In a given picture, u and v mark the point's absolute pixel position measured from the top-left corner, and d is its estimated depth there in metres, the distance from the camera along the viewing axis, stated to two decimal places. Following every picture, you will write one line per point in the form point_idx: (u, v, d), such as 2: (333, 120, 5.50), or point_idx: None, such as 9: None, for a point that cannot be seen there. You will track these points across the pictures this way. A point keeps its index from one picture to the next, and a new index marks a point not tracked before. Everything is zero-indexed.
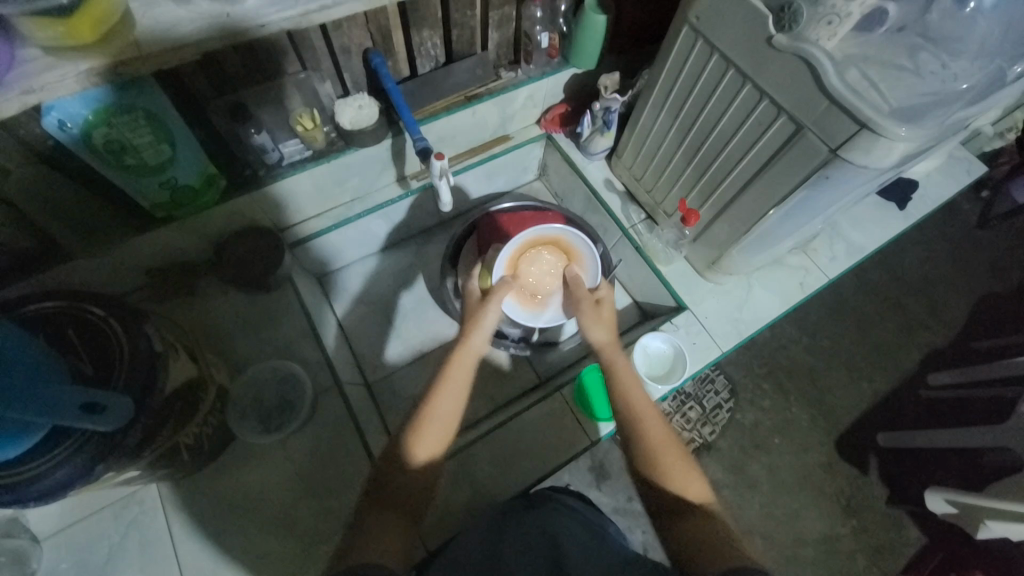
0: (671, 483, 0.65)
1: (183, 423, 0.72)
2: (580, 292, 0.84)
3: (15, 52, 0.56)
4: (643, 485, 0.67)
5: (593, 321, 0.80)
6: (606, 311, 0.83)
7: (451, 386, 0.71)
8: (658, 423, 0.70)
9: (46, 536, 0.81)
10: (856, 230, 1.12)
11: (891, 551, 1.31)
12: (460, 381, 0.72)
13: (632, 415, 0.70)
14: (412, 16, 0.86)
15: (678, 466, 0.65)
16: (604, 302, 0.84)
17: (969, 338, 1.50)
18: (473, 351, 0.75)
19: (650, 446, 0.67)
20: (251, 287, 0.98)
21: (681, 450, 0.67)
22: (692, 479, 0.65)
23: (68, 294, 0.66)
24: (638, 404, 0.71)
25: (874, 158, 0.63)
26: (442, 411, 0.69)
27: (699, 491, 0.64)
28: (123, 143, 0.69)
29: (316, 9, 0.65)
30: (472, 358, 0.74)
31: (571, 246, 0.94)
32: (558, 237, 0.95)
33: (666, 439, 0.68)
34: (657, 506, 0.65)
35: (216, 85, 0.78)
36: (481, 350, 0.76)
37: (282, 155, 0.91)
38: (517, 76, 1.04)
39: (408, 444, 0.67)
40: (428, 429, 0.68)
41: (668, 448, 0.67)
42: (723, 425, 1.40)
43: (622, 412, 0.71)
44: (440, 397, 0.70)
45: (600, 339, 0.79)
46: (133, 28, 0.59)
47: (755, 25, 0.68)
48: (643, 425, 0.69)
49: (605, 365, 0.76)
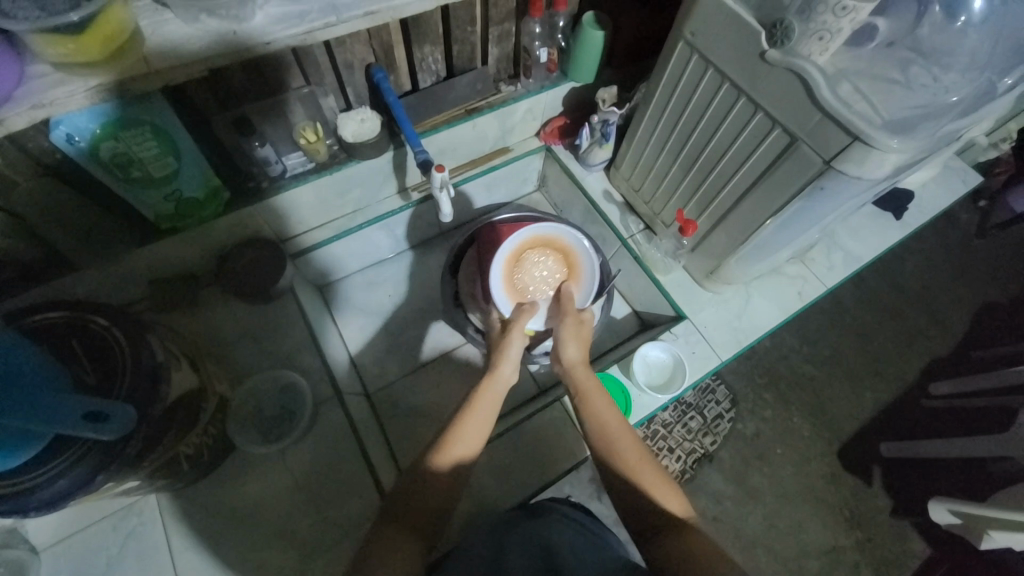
0: (651, 498, 0.63)
1: (183, 433, 0.72)
2: (567, 307, 0.83)
3: (25, 68, 0.57)
4: (625, 502, 0.65)
5: (569, 339, 0.79)
6: (585, 330, 0.82)
7: (479, 413, 0.70)
8: (630, 439, 0.69)
9: (45, 546, 0.81)
10: (853, 239, 1.13)
11: (894, 563, 1.30)
12: (488, 410, 0.71)
13: (602, 433, 0.69)
14: (414, 32, 0.87)
15: (655, 480, 0.64)
16: (587, 321, 0.83)
17: (969, 348, 1.50)
18: (502, 380, 0.74)
19: (624, 463, 0.66)
20: (254, 297, 0.99)
21: (656, 464, 0.67)
22: (671, 492, 0.64)
23: (74, 305, 0.67)
24: (609, 422, 0.70)
25: (867, 170, 0.64)
26: (469, 435, 0.68)
27: (680, 505, 0.63)
28: (129, 156, 0.70)
29: (319, 27, 0.67)
30: (500, 388, 0.74)
31: (572, 252, 0.93)
32: (561, 240, 0.94)
33: (640, 454, 0.67)
34: (638, 523, 0.63)
35: (221, 100, 0.80)
36: (510, 378, 0.75)
37: (285, 167, 0.93)
38: (516, 90, 1.06)
39: (433, 460, 0.66)
40: (456, 452, 0.67)
41: (642, 464, 0.66)
42: (725, 435, 1.40)
43: (593, 434, 0.70)
44: (467, 422, 0.69)
45: (572, 357, 0.78)
46: (141, 45, 0.60)
47: (748, 40, 0.69)
48: (614, 443, 0.68)
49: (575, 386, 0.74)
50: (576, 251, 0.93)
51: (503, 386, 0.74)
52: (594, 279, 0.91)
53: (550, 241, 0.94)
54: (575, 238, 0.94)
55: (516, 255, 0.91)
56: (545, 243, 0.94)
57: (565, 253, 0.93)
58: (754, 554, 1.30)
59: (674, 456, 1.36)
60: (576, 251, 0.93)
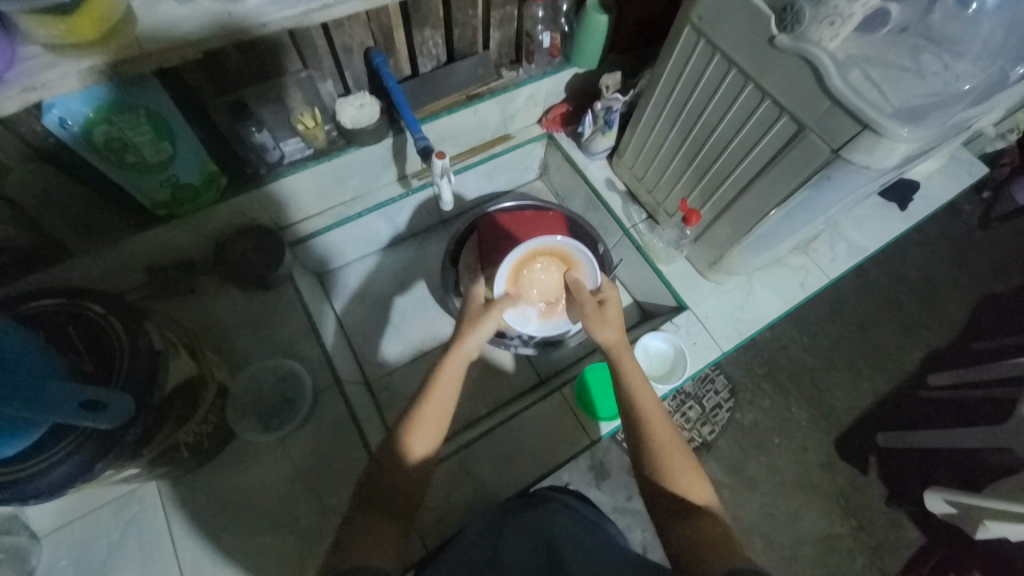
0: (675, 486, 0.64)
1: (181, 422, 0.72)
2: (584, 294, 0.79)
3: (15, 49, 0.56)
4: (646, 483, 0.66)
5: (596, 323, 0.76)
6: (611, 312, 0.78)
7: (443, 389, 0.69)
8: (665, 424, 0.68)
9: (45, 533, 0.80)
10: (857, 230, 1.12)
11: (889, 551, 1.31)
12: (453, 383, 0.70)
13: (640, 415, 0.69)
14: (414, 15, 0.85)
15: (683, 470, 0.64)
16: (610, 303, 0.79)
17: (969, 339, 1.50)
18: (466, 353, 0.72)
19: (657, 447, 0.66)
20: (252, 285, 0.98)
21: (687, 452, 0.67)
22: (696, 481, 0.65)
23: (68, 293, 0.66)
24: (647, 402, 0.69)
25: (875, 160, 0.63)
26: (435, 412, 0.68)
27: (702, 494, 0.64)
28: (124, 140, 0.69)
29: (317, 8, 0.65)
30: (463, 361, 0.72)
31: (578, 262, 0.92)
32: (567, 252, 0.92)
33: (672, 441, 0.67)
34: (660, 506, 0.64)
35: (218, 83, 0.78)
36: (473, 352, 0.73)
37: (283, 154, 0.91)
38: (518, 75, 1.04)
39: (403, 443, 0.66)
40: (420, 431, 0.66)
41: (673, 450, 0.66)
42: (723, 425, 1.40)
43: (631, 412, 0.70)
44: (431, 400, 0.68)
45: (606, 339, 0.75)
46: (135, 26, 0.59)
47: (757, 25, 0.68)
48: (651, 426, 0.68)
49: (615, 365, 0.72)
50: (581, 263, 0.91)
51: (466, 358, 0.72)
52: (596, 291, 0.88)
53: (556, 252, 0.93)
54: (580, 252, 0.92)
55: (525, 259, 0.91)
56: (551, 254, 0.93)
57: (570, 265, 0.92)
58: (751, 542, 1.31)
59: None
60: (581, 262, 0.92)
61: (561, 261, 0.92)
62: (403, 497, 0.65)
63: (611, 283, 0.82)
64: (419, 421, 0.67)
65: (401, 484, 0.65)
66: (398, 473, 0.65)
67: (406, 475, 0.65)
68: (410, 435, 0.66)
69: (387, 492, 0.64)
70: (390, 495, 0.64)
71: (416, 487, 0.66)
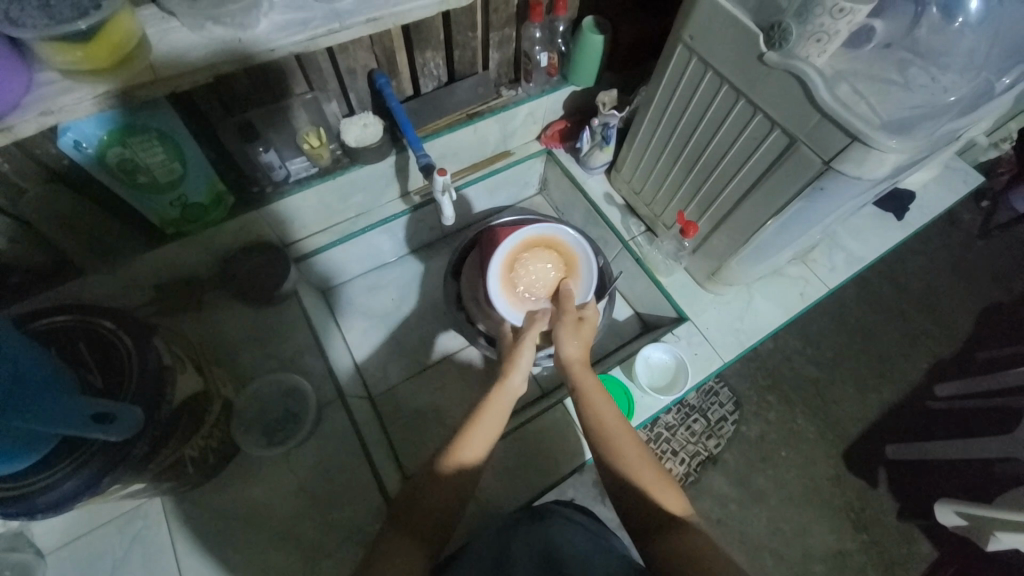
0: (651, 497, 0.63)
1: (189, 436, 0.73)
2: (566, 306, 0.81)
3: (34, 76, 0.58)
4: (622, 498, 0.65)
5: (568, 334, 0.78)
6: (586, 330, 0.80)
7: (481, 429, 0.70)
8: (632, 442, 0.68)
9: (52, 550, 0.81)
10: (855, 240, 1.13)
11: (902, 566, 1.29)
12: (499, 415, 0.72)
13: (602, 435, 0.68)
14: (415, 38, 0.88)
15: (657, 482, 0.64)
16: (588, 320, 0.82)
17: (974, 348, 1.50)
18: (510, 392, 0.74)
19: (625, 464, 0.65)
20: (258, 300, 1.00)
21: (659, 466, 0.66)
22: (672, 493, 0.64)
23: (79, 310, 0.67)
24: (609, 422, 0.69)
25: (866, 170, 0.64)
26: (485, 431, 0.70)
27: (681, 506, 0.63)
28: (136, 162, 0.71)
29: (322, 33, 0.67)
30: (510, 399, 0.74)
31: (574, 256, 0.94)
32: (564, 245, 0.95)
33: (643, 456, 0.66)
34: (639, 523, 0.62)
35: (227, 105, 0.81)
36: (519, 388, 0.75)
37: (289, 172, 0.94)
38: (518, 94, 1.07)
39: (449, 451, 0.67)
40: (469, 445, 0.68)
41: (642, 464, 0.65)
42: (729, 438, 1.39)
43: (595, 433, 0.69)
44: (478, 426, 0.70)
45: (568, 352, 0.77)
46: (148, 53, 0.61)
47: (747, 44, 0.70)
48: (614, 440, 0.67)
49: (574, 382, 0.73)
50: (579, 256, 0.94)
51: (513, 394, 0.74)
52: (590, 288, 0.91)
53: (563, 252, 0.95)
54: (576, 243, 0.95)
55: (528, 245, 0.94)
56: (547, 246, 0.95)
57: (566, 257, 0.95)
58: (760, 557, 1.29)
59: (678, 458, 1.36)
60: (578, 254, 0.95)
61: (557, 253, 0.94)
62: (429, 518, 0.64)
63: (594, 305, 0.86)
64: (468, 438, 0.68)
65: (431, 499, 0.65)
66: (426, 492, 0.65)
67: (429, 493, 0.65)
68: (458, 445, 0.68)
69: (416, 517, 0.63)
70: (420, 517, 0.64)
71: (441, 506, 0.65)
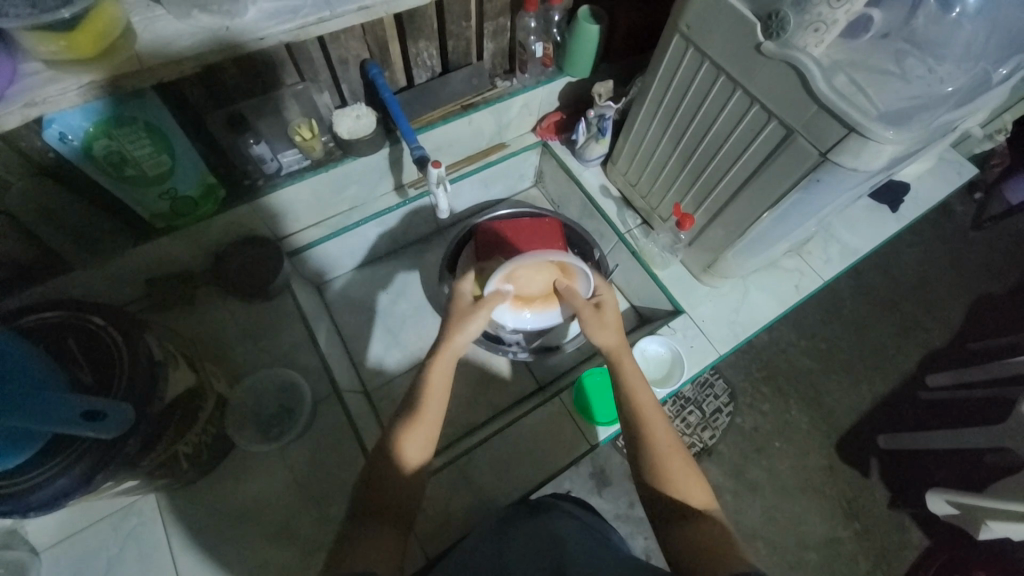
0: (674, 489, 0.63)
1: (181, 432, 0.72)
2: (580, 299, 0.80)
3: (17, 66, 0.57)
4: (646, 485, 0.65)
5: (595, 326, 0.76)
6: (608, 314, 0.78)
7: (432, 392, 0.70)
8: (667, 431, 0.67)
9: (45, 548, 0.80)
10: (850, 232, 1.14)
11: (895, 555, 1.30)
12: (442, 387, 0.71)
13: (640, 417, 0.68)
14: (409, 27, 0.87)
15: (683, 475, 0.64)
16: (607, 305, 0.79)
17: (966, 339, 1.51)
18: (455, 352, 0.73)
19: (658, 451, 0.65)
20: (250, 296, 0.99)
21: (689, 458, 0.66)
22: (696, 485, 0.64)
23: (67, 305, 0.66)
24: (646, 408, 0.68)
25: (863, 161, 0.64)
26: (432, 410, 0.68)
27: (702, 499, 0.63)
28: (124, 154, 0.70)
29: (313, 22, 0.66)
30: (450, 360, 0.73)
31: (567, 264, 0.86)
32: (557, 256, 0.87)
33: (674, 446, 0.66)
34: (657, 510, 0.63)
35: (216, 97, 0.80)
36: (463, 350, 0.74)
37: (281, 165, 0.92)
38: (513, 85, 1.05)
39: (397, 446, 0.66)
40: (416, 434, 0.67)
41: (674, 454, 0.65)
42: (723, 429, 1.40)
43: (631, 415, 0.69)
44: (426, 410, 0.68)
45: (607, 343, 0.75)
46: (133, 43, 0.60)
47: (744, 34, 0.69)
48: (650, 425, 0.67)
49: (614, 365, 0.73)
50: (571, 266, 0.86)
51: (454, 355, 0.73)
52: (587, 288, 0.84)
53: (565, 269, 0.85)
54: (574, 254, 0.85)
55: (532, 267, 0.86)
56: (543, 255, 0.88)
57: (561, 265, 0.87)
58: (754, 548, 1.30)
59: None
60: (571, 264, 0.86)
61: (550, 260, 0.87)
62: (396, 500, 0.64)
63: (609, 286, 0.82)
64: (412, 428, 0.67)
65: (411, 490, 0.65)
66: (392, 476, 0.65)
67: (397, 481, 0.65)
68: (405, 439, 0.66)
69: (380, 499, 0.63)
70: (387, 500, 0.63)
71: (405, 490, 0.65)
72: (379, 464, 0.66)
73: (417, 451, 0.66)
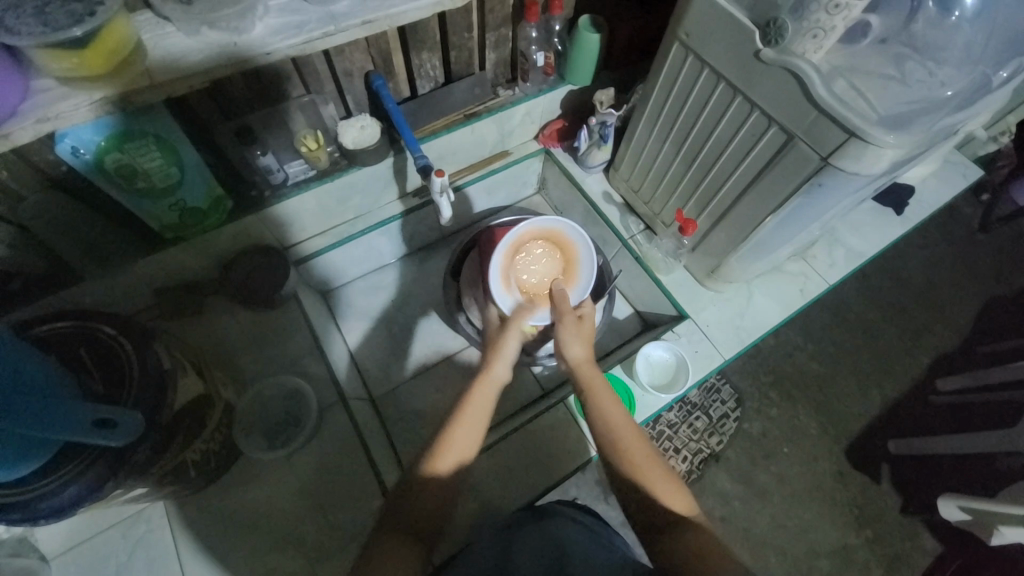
0: (654, 496, 0.62)
1: (190, 440, 0.73)
2: (564, 306, 0.81)
3: (30, 83, 0.58)
4: (629, 500, 0.65)
5: (569, 335, 0.77)
6: (585, 327, 0.80)
7: (469, 419, 0.70)
8: (641, 442, 0.67)
9: (55, 555, 0.81)
10: (855, 235, 1.13)
11: (906, 562, 1.28)
12: (484, 406, 0.72)
13: (611, 435, 0.68)
14: (412, 39, 0.88)
15: (661, 481, 0.63)
16: (586, 318, 0.82)
17: (976, 342, 1.49)
18: (496, 381, 0.75)
19: (632, 466, 0.65)
20: (256, 304, 1.00)
21: (665, 466, 0.66)
22: (677, 492, 0.63)
23: (80, 316, 0.68)
24: (618, 423, 0.68)
25: (864, 165, 0.64)
26: (462, 441, 0.68)
27: (686, 505, 0.62)
28: (134, 166, 0.71)
29: (318, 36, 0.67)
30: (494, 389, 0.74)
31: (571, 246, 0.93)
32: (559, 233, 0.94)
33: (648, 456, 0.66)
34: (643, 521, 0.63)
35: (224, 110, 0.81)
36: (504, 378, 0.76)
37: (287, 175, 0.94)
38: (515, 94, 1.06)
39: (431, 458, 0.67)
40: (451, 447, 0.67)
41: (650, 466, 0.65)
42: (731, 435, 1.39)
43: (603, 433, 0.69)
44: (463, 423, 0.69)
45: (574, 356, 0.77)
46: (143, 59, 0.62)
47: (743, 41, 0.70)
48: (622, 440, 0.67)
49: (583, 386, 0.73)
50: (578, 252, 0.92)
51: (496, 386, 0.75)
52: (590, 284, 0.89)
53: (571, 266, 0.92)
54: (582, 247, 0.93)
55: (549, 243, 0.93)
56: (550, 244, 0.94)
57: (564, 247, 0.94)
58: (763, 555, 1.29)
59: (681, 456, 1.36)
60: (575, 245, 0.93)
61: (556, 247, 0.93)
62: (429, 516, 0.64)
63: (590, 302, 0.85)
64: (448, 441, 0.68)
65: (416, 497, 0.64)
66: (423, 489, 0.65)
67: (429, 494, 0.65)
68: (440, 450, 0.67)
69: (411, 512, 0.63)
70: (414, 518, 0.63)
71: (438, 505, 0.65)
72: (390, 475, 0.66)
73: (451, 463, 0.67)
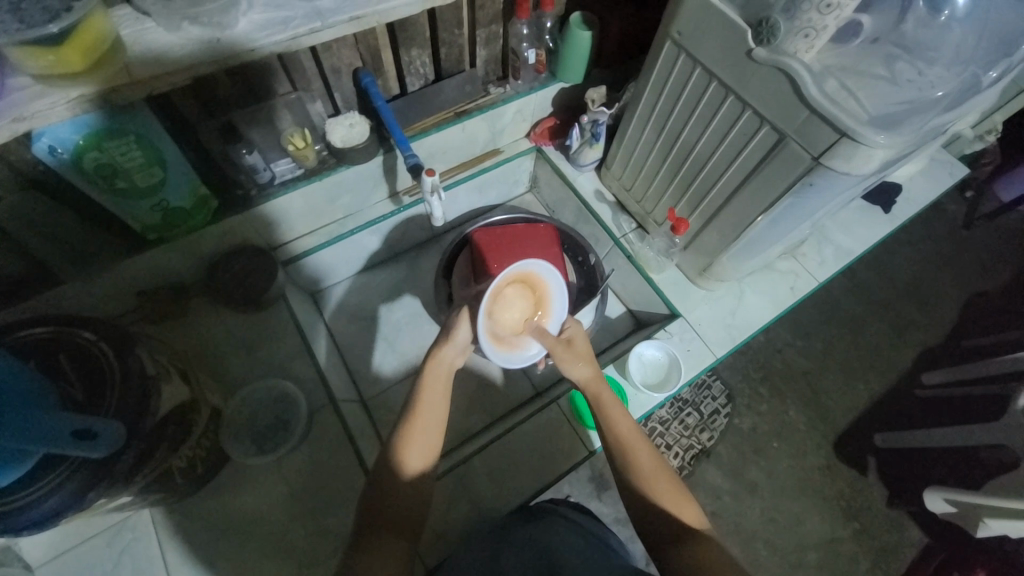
0: (664, 508, 0.62)
1: (176, 446, 0.71)
2: (550, 338, 0.73)
3: (5, 81, 0.56)
4: (635, 509, 0.64)
5: (568, 361, 0.73)
6: (579, 346, 0.76)
7: (431, 395, 0.69)
8: (650, 453, 0.66)
9: (39, 565, 0.79)
10: (844, 233, 1.14)
11: (893, 554, 1.30)
12: (441, 390, 0.70)
13: (620, 444, 0.67)
14: (401, 36, 0.87)
15: (669, 493, 0.63)
16: (575, 339, 0.76)
17: (961, 337, 1.51)
18: (447, 361, 0.72)
19: (641, 476, 0.65)
20: (245, 305, 0.98)
21: (673, 476, 0.65)
22: (686, 504, 0.63)
23: (60, 320, 0.66)
24: (627, 434, 0.68)
25: (855, 165, 0.64)
26: (428, 417, 0.67)
27: (695, 518, 0.62)
28: (114, 166, 0.69)
29: (304, 33, 0.66)
30: (446, 367, 0.72)
31: (530, 272, 0.76)
32: (526, 269, 0.75)
33: (657, 466, 0.65)
34: (651, 534, 0.62)
35: (207, 108, 0.80)
36: (455, 362, 0.73)
37: (274, 174, 0.91)
38: (506, 91, 1.05)
39: (397, 453, 0.65)
40: (416, 438, 0.66)
41: (658, 476, 0.64)
42: (721, 431, 1.40)
43: (613, 445, 0.68)
44: (427, 401, 0.68)
45: (582, 376, 0.73)
46: (123, 55, 0.60)
47: (735, 39, 0.69)
48: (632, 449, 0.66)
49: (594, 402, 0.71)
50: (543, 277, 0.77)
51: (448, 368, 0.72)
52: (566, 303, 0.78)
53: (542, 294, 0.77)
54: (555, 280, 0.77)
55: (523, 278, 0.75)
56: (523, 278, 0.75)
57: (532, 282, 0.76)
58: (753, 549, 1.30)
59: (672, 452, 1.36)
60: (535, 271, 0.76)
61: (526, 284, 0.76)
62: (406, 514, 0.63)
63: (573, 320, 0.80)
64: (411, 434, 0.66)
65: (403, 500, 0.63)
66: (395, 488, 0.63)
67: (404, 493, 0.64)
68: (404, 446, 0.65)
69: (386, 512, 0.62)
70: (390, 520, 0.62)
71: (416, 502, 0.64)
72: (380, 477, 0.65)
73: (420, 456, 0.65)
